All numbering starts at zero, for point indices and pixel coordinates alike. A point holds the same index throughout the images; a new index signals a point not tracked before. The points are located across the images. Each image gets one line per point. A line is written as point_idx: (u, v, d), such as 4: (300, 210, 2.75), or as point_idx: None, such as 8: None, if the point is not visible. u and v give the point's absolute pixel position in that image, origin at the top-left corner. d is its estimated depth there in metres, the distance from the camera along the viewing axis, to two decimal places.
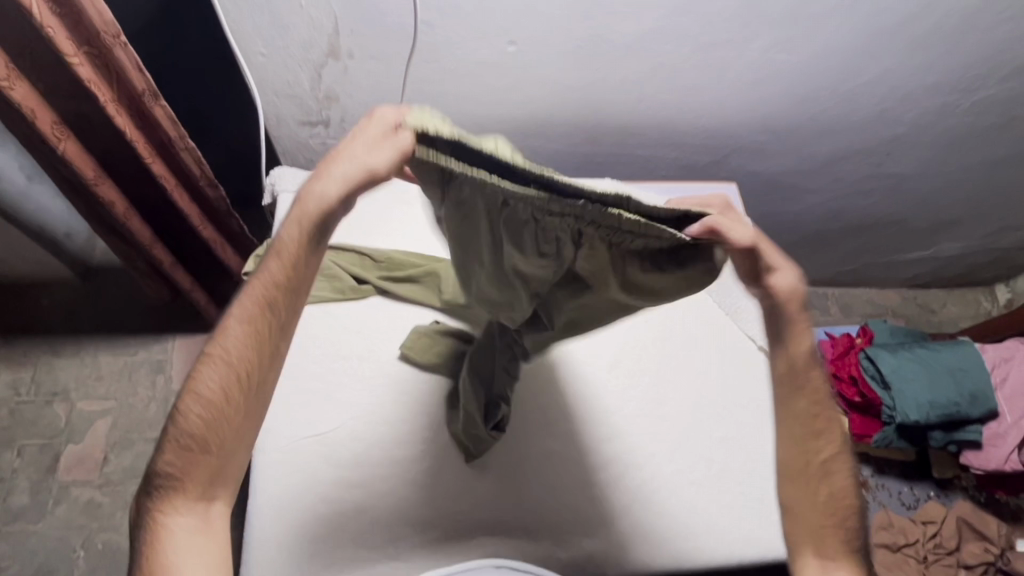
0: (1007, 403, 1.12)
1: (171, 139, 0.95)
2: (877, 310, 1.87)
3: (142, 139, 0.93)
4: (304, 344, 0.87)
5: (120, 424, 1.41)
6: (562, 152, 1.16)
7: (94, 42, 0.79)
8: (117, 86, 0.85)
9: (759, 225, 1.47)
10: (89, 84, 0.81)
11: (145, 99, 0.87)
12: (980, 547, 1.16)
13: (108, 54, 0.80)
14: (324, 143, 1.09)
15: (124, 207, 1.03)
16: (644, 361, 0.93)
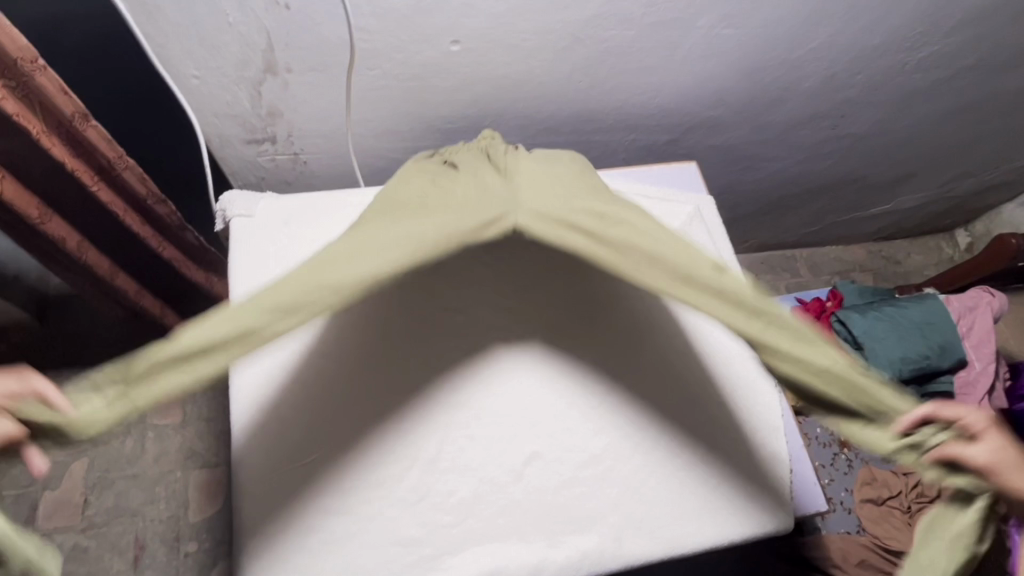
0: (974, 351, 1.15)
1: (112, 161, 0.91)
2: (844, 267, 1.90)
3: (81, 166, 0.89)
4: (272, 373, 0.84)
5: (97, 464, 1.39)
6: (520, 146, 1.13)
7: (12, 72, 0.74)
8: (44, 114, 0.80)
9: (721, 197, 1.47)
10: (18, 117, 0.77)
11: (77, 122, 0.83)
12: None
13: (30, 82, 0.75)
14: (274, 159, 1.05)
15: (76, 239, 0.99)
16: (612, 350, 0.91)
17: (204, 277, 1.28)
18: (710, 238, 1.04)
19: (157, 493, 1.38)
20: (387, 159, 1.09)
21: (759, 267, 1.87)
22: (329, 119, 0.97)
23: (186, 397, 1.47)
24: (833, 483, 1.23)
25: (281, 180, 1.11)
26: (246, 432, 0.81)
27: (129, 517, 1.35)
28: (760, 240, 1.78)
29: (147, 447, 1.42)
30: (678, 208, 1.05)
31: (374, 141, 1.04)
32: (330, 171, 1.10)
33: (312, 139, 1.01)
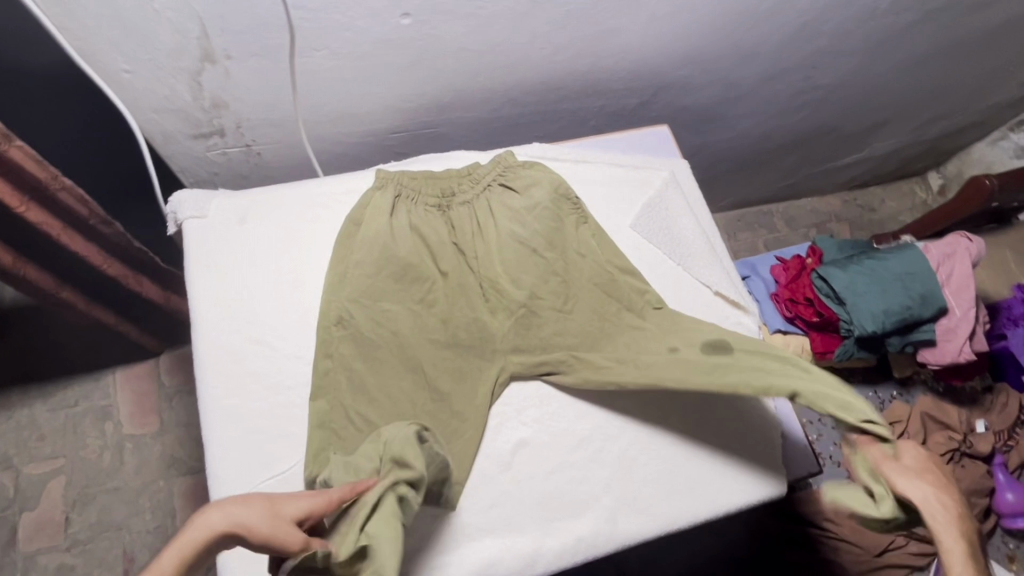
0: (954, 298, 1.14)
1: (42, 182, 0.87)
2: (822, 219, 1.89)
3: (7, 187, 0.86)
4: (242, 382, 0.81)
5: (76, 480, 1.35)
6: (485, 120, 1.08)
7: None
8: None
9: (696, 158, 1.44)
10: None
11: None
12: (945, 437, 1.20)
13: None
14: (225, 153, 0.99)
15: (11, 257, 0.96)
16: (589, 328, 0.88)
17: (166, 294, 1.22)
18: (685, 203, 1.01)
19: (141, 505, 1.34)
20: (346, 144, 1.03)
21: (736, 226, 1.85)
22: (277, 107, 0.91)
23: (162, 404, 1.42)
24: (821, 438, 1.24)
25: (235, 174, 1.05)
26: (220, 446, 0.78)
27: (114, 531, 1.32)
28: (737, 198, 1.76)
29: (126, 458, 1.37)
30: (652, 175, 1.02)
31: (329, 126, 0.98)
32: (286, 161, 1.04)
33: (263, 128, 0.95)
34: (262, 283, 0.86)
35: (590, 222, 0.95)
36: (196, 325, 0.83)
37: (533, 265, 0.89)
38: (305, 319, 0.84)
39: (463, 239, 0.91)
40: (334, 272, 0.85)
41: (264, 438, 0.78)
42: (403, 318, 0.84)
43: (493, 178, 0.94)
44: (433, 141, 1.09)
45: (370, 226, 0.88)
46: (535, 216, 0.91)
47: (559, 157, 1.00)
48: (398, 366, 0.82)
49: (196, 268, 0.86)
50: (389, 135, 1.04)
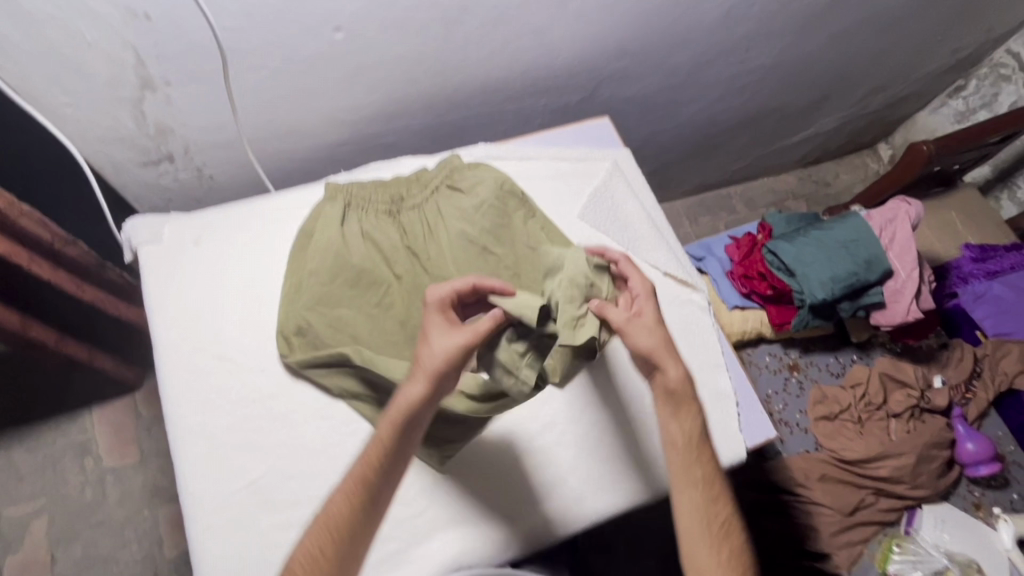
0: (898, 261, 1.19)
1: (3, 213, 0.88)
2: (779, 197, 1.94)
3: None
4: (207, 399, 0.82)
5: (59, 518, 1.35)
6: (432, 126, 1.11)
7: None
8: None
9: (647, 147, 1.48)
10: None
11: None
12: (903, 394, 1.25)
13: None
14: (177, 178, 1.01)
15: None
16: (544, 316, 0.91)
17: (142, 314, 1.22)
18: (630, 189, 1.04)
19: (127, 536, 1.34)
20: (297, 160, 1.06)
21: (697, 210, 1.89)
22: (223, 128, 0.93)
23: (141, 434, 1.42)
24: (787, 407, 1.28)
25: (191, 198, 1.07)
26: (189, 463, 0.79)
27: (102, 564, 1.32)
28: (694, 183, 1.80)
29: (108, 491, 1.37)
30: (596, 165, 1.05)
31: (277, 143, 1.00)
32: (240, 181, 1.06)
33: (211, 151, 0.97)
34: (221, 300, 0.88)
35: (539, 215, 0.98)
36: (158, 347, 0.85)
37: (485, 261, 0.92)
38: (266, 331, 0.86)
39: (415, 241, 0.93)
40: (290, 284, 0.87)
41: (233, 450, 0.80)
42: (362, 323, 0.87)
43: (441, 181, 0.97)
44: (383, 150, 1.12)
45: (322, 236, 0.90)
46: (483, 215, 0.94)
47: (505, 155, 1.03)
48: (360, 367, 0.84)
49: (155, 291, 0.88)
50: (339, 147, 1.07)
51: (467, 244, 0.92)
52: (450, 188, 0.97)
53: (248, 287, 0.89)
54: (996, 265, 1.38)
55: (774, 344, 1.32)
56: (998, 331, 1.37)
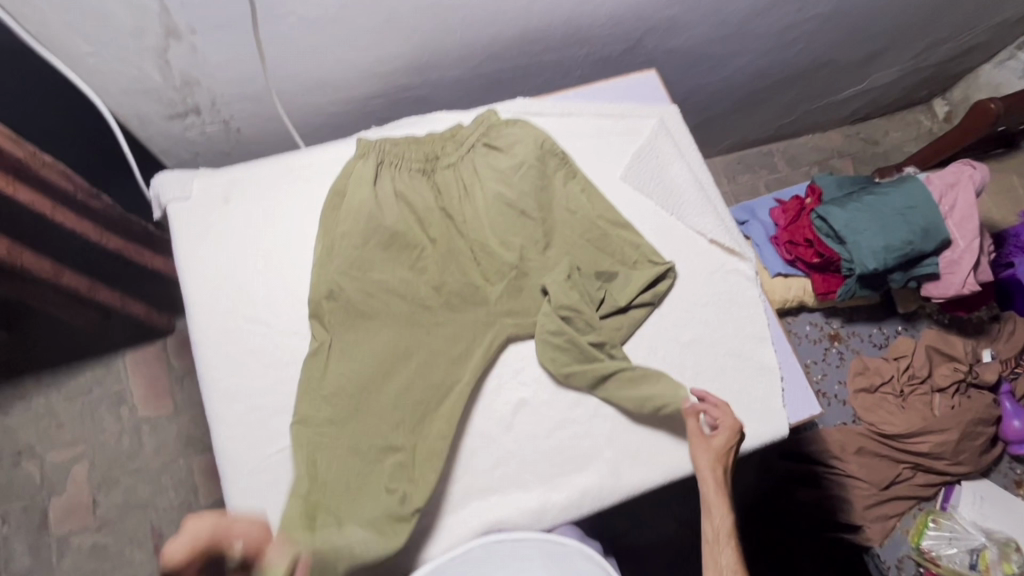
0: (957, 229, 1.11)
1: (24, 160, 0.87)
2: (824, 156, 1.84)
3: None
4: (241, 361, 0.81)
5: (99, 464, 1.39)
6: (467, 78, 1.05)
7: None
8: None
9: (689, 102, 1.40)
10: None
11: None
12: (950, 368, 1.21)
13: None
14: (204, 132, 0.98)
15: (6, 245, 0.95)
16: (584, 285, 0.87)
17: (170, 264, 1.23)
18: (676, 149, 0.98)
19: (163, 484, 1.38)
20: (326, 114, 1.01)
21: (736, 169, 1.80)
22: (251, 80, 0.89)
23: (174, 386, 1.44)
24: (826, 378, 1.24)
25: (219, 152, 1.03)
26: (224, 425, 0.79)
27: (141, 509, 1.36)
28: (735, 140, 1.72)
29: (144, 440, 1.41)
30: (641, 123, 0.99)
31: (307, 96, 0.95)
32: (268, 135, 1.02)
33: (239, 103, 0.93)
34: (253, 260, 0.86)
35: (580, 176, 0.93)
36: (190, 307, 0.83)
37: (523, 225, 0.88)
38: (298, 294, 0.85)
39: (450, 202, 0.89)
40: (322, 245, 0.84)
41: (268, 413, 0.79)
42: (397, 287, 0.84)
43: (477, 137, 0.92)
44: (415, 104, 1.07)
45: (354, 195, 0.86)
46: (522, 176, 0.89)
47: (544, 111, 0.97)
48: (394, 332, 0.82)
49: (185, 249, 0.85)
50: (369, 100, 1.02)
51: (504, 206, 0.88)
52: (486, 147, 0.92)
53: (279, 248, 0.86)
54: None
55: (815, 313, 1.27)
56: None
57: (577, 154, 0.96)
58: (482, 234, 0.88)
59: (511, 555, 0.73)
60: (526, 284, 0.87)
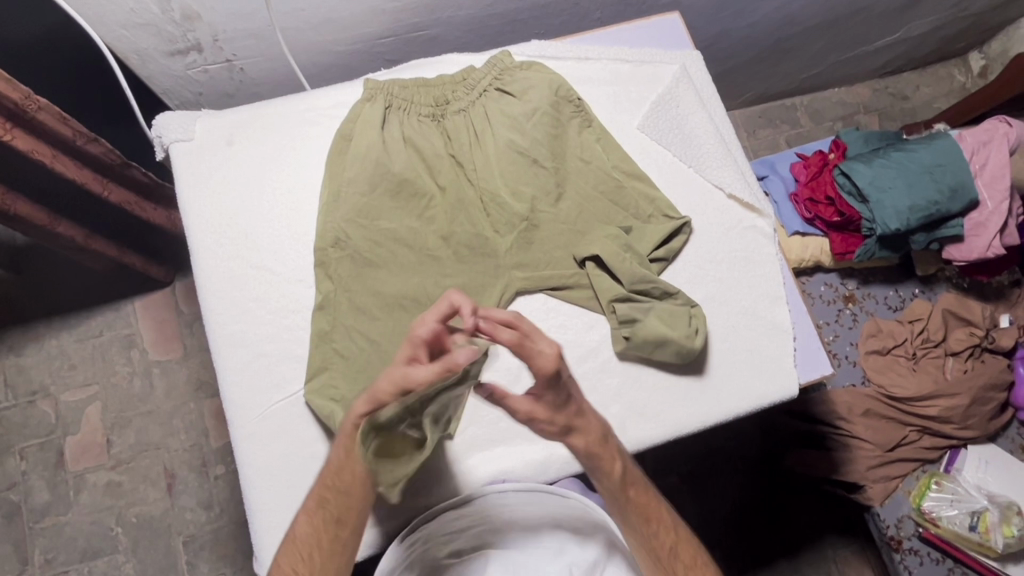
0: (986, 190, 1.07)
1: (17, 103, 0.82)
2: (850, 110, 1.77)
3: None
4: (246, 308, 0.80)
5: (112, 405, 1.41)
6: (480, 17, 1.00)
7: None
8: None
9: (712, 49, 1.33)
10: None
11: None
12: (965, 333, 1.19)
13: None
14: (206, 71, 0.94)
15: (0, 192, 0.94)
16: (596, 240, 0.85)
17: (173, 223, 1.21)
18: (698, 98, 0.94)
19: (175, 426, 1.41)
20: (333, 54, 0.97)
21: (757, 122, 1.74)
22: (253, 15, 0.85)
23: (183, 331, 1.45)
24: (838, 339, 1.22)
25: (222, 93, 1.00)
26: (229, 372, 0.78)
27: (153, 450, 1.39)
28: (757, 92, 1.65)
29: (155, 383, 1.42)
30: (662, 69, 0.94)
31: (313, 34, 0.91)
32: (272, 76, 0.98)
33: (242, 40, 0.89)
34: (256, 206, 0.84)
35: (596, 125, 0.89)
36: (195, 253, 0.82)
37: (535, 174, 0.85)
38: (303, 241, 0.83)
39: (460, 150, 0.86)
40: (327, 192, 0.82)
41: (273, 360, 0.79)
42: (404, 237, 0.82)
43: (490, 81, 0.88)
44: (425, 45, 1.02)
45: (361, 140, 0.83)
46: (535, 123, 0.86)
47: (561, 55, 0.93)
48: (400, 282, 0.81)
49: (189, 193, 0.84)
50: (377, 40, 0.97)
51: (516, 155, 0.85)
52: (499, 91, 0.88)
53: (285, 193, 0.84)
54: None
55: (830, 273, 1.24)
56: None
57: (593, 100, 0.92)
58: (492, 183, 0.85)
59: (516, 506, 0.71)
60: (536, 237, 0.85)
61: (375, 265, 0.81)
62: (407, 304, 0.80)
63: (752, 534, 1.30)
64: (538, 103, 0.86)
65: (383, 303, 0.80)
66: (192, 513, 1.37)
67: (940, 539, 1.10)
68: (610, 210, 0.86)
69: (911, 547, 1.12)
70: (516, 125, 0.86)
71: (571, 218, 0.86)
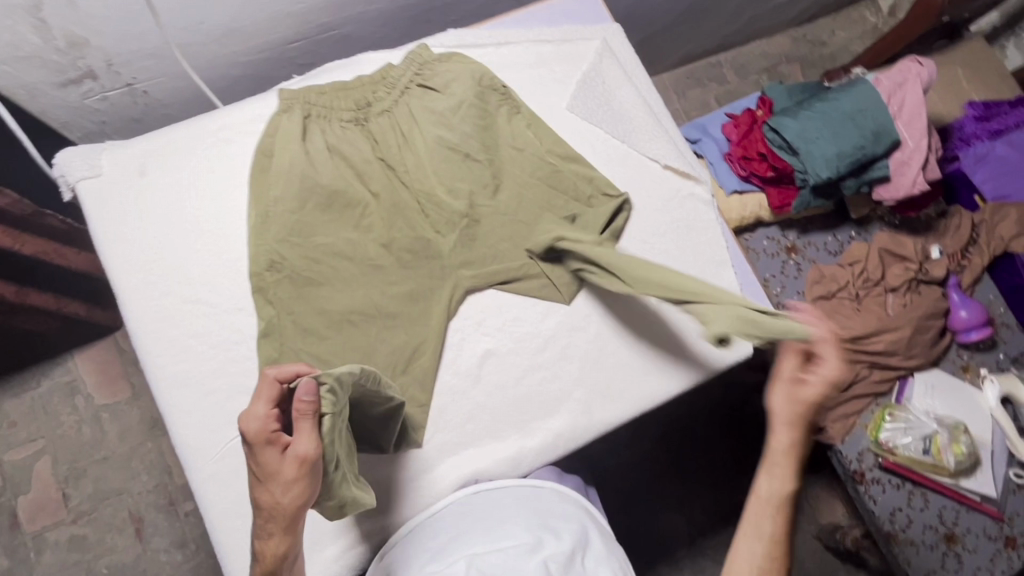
0: (906, 129, 1.11)
1: None
2: (773, 62, 1.80)
3: None
4: (186, 345, 0.77)
5: (63, 458, 1.34)
6: (393, 11, 0.96)
7: None
8: None
9: (633, 17, 1.33)
10: None
11: None
12: (902, 268, 1.25)
13: None
14: (106, 98, 0.88)
15: None
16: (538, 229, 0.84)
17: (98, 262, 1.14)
18: (622, 72, 0.93)
19: (135, 468, 1.35)
20: (243, 65, 0.92)
21: (686, 83, 1.75)
22: (147, 34, 0.79)
23: (128, 370, 1.38)
24: (785, 290, 1.26)
25: (128, 119, 0.94)
26: (177, 415, 0.75)
27: (115, 496, 1.33)
28: (682, 53, 1.66)
29: (107, 427, 1.36)
30: (584, 46, 0.93)
31: (217, 46, 0.86)
32: (180, 95, 0.93)
33: (140, 62, 0.83)
34: (181, 237, 0.79)
35: (525, 111, 0.88)
36: (121, 295, 0.78)
37: (470, 168, 0.84)
38: (237, 268, 0.79)
39: (389, 152, 0.84)
40: (255, 213, 0.78)
41: (223, 396, 0.76)
42: (343, 250, 0.80)
43: (410, 78, 0.85)
44: (340, 44, 0.98)
45: (283, 154, 0.80)
46: (462, 117, 0.83)
47: (480, 43, 0.90)
48: (345, 296, 0.78)
49: (104, 231, 0.78)
50: (288, 45, 0.93)
51: (447, 151, 0.83)
52: (420, 87, 0.85)
53: (211, 219, 0.80)
54: (1001, 124, 1.33)
55: (771, 227, 1.28)
56: (997, 195, 1.32)
57: (520, 86, 0.90)
58: (426, 184, 0.83)
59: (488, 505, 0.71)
60: (479, 232, 0.83)
61: (314, 282, 0.78)
62: (355, 318, 0.78)
63: (727, 486, 1.35)
64: (464, 95, 0.84)
65: (331, 321, 0.77)
66: (167, 554, 1.32)
67: (898, 465, 1.17)
68: (551, 195, 0.85)
69: (874, 477, 1.18)
70: (444, 119, 0.84)
71: (512, 209, 0.84)
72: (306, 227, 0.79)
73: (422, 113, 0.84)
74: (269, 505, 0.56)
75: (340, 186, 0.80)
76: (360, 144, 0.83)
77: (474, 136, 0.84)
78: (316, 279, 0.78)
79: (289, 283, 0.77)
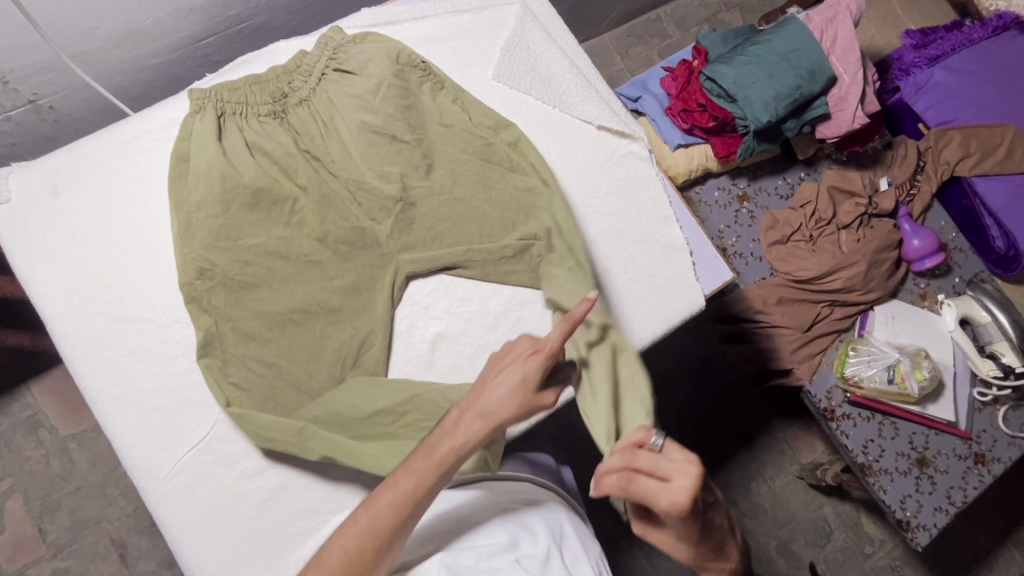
0: (841, 64, 1.11)
1: None
2: (713, 11, 1.78)
3: None
4: (125, 365, 0.74)
5: (34, 493, 1.31)
6: None
7: None
8: None
9: None
10: None
11: None
12: (852, 205, 1.25)
13: None
14: (9, 119, 0.84)
15: None
16: (476, 205, 0.82)
17: None
18: (546, 35, 0.91)
19: (110, 494, 1.32)
20: (153, 68, 0.88)
21: (628, 42, 1.72)
22: (38, 44, 0.75)
23: None
24: (741, 240, 1.26)
25: (40, 139, 0.90)
26: (124, 437, 0.73)
27: (94, 525, 1.31)
28: (620, 11, 1.63)
29: (76, 457, 1.33)
30: (504, 11, 0.90)
31: (119, 51, 0.82)
32: (90, 107, 0.88)
33: (37, 76, 0.79)
34: (104, 255, 0.76)
35: (449, 86, 0.85)
36: (49, 321, 0.75)
37: (398, 151, 0.81)
38: (168, 280, 0.76)
39: (312, 144, 0.81)
40: (177, 221, 0.76)
41: (169, 413, 0.74)
42: (275, 249, 0.77)
43: (325, 63, 0.82)
44: (253, 36, 0.94)
45: (199, 157, 0.76)
46: (382, 98, 0.81)
47: (396, 19, 0.87)
48: (284, 297, 0.76)
49: (23, 258, 0.75)
50: (198, 43, 0.89)
51: (371, 136, 0.81)
52: (337, 72, 0.82)
53: (134, 232, 0.77)
54: (937, 51, 1.35)
55: (721, 178, 1.28)
56: (940, 120, 1.32)
57: (442, 60, 0.87)
58: (354, 172, 0.81)
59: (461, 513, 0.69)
60: (415, 216, 0.81)
61: (250, 286, 0.76)
62: (297, 317, 0.76)
63: (706, 439, 1.36)
64: (383, 75, 0.81)
65: (272, 323, 0.75)
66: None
67: (866, 399, 1.18)
68: (485, 169, 0.83)
69: (844, 413, 1.19)
70: (364, 103, 0.81)
71: (447, 187, 0.82)
72: (234, 230, 0.76)
73: (342, 98, 0.81)
74: (490, 403, 0.62)
75: (264, 184, 0.78)
76: (280, 138, 0.80)
77: (398, 116, 0.81)
78: (250, 283, 0.76)
79: (223, 289, 0.75)
